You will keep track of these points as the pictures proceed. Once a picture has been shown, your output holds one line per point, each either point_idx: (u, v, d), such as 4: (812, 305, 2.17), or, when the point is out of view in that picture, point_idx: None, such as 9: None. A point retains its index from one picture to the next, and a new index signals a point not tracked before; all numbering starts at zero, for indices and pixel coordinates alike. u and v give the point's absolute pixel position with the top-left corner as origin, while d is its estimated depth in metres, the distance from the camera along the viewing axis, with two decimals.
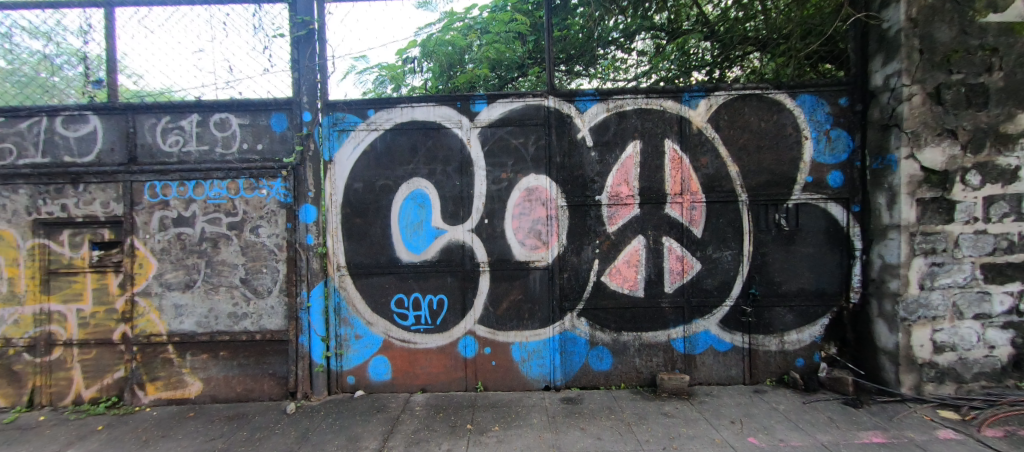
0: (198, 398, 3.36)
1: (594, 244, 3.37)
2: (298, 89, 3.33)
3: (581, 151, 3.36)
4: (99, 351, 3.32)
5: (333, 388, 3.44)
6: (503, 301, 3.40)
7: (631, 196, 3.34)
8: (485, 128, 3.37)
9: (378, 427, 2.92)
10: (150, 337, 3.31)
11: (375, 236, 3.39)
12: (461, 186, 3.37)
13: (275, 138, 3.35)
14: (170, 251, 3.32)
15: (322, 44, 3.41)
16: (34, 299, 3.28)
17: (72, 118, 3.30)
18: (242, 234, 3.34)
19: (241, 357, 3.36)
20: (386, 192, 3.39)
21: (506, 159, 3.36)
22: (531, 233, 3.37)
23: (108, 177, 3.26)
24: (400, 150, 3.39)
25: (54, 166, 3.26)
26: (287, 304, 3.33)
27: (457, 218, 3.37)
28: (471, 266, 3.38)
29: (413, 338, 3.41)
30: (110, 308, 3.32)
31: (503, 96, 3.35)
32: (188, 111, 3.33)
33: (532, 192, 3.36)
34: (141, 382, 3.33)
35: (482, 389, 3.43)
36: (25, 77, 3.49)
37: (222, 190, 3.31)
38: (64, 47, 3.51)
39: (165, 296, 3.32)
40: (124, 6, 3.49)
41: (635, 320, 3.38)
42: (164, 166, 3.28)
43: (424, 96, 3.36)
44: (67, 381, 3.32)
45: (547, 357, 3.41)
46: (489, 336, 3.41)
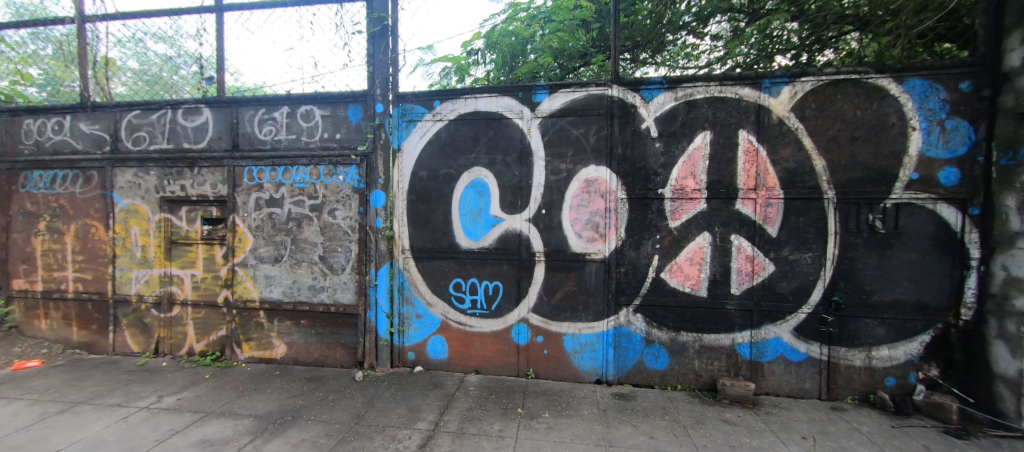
0: (282, 359, 3.79)
1: (655, 239, 3.24)
2: (373, 82, 3.57)
3: (645, 142, 3.24)
4: (207, 312, 3.86)
5: (395, 362, 3.70)
6: (557, 292, 3.41)
7: (698, 190, 3.16)
8: (546, 118, 3.37)
9: (435, 401, 3.11)
10: (246, 302, 3.78)
11: (437, 222, 3.55)
12: (521, 176, 3.41)
13: (351, 128, 3.62)
14: (263, 228, 3.74)
15: (395, 39, 3.61)
16: (160, 264, 3.90)
17: (190, 111, 3.83)
18: (322, 216, 3.67)
19: (318, 326, 3.73)
20: (448, 180, 3.53)
21: (566, 149, 3.34)
22: (588, 225, 3.33)
23: (217, 162, 3.76)
24: (463, 140, 3.51)
25: (175, 152, 3.82)
26: (358, 281, 3.63)
27: (515, 208, 3.43)
28: (527, 255, 3.43)
29: (469, 321, 3.55)
30: (216, 275, 3.84)
31: (565, 85, 3.32)
32: (280, 104, 3.71)
33: (591, 184, 3.31)
34: (239, 341, 3.83)
35: (534, 376, 3.49)
36: (153, 76, 4.12)
37: (306, 176, 3.66)
38: (183, 49, 4.05)
39: (258, 268, 3.76)
40: (230, 11, 3.95)
41: (696, 320, 3.22)
42: (260, 153, 3.70)
43: (487, 87, 3.44)
44: (183, 335, 3.91)
45: (600, 351, 3.38)
46: (542, 325, 3.45)
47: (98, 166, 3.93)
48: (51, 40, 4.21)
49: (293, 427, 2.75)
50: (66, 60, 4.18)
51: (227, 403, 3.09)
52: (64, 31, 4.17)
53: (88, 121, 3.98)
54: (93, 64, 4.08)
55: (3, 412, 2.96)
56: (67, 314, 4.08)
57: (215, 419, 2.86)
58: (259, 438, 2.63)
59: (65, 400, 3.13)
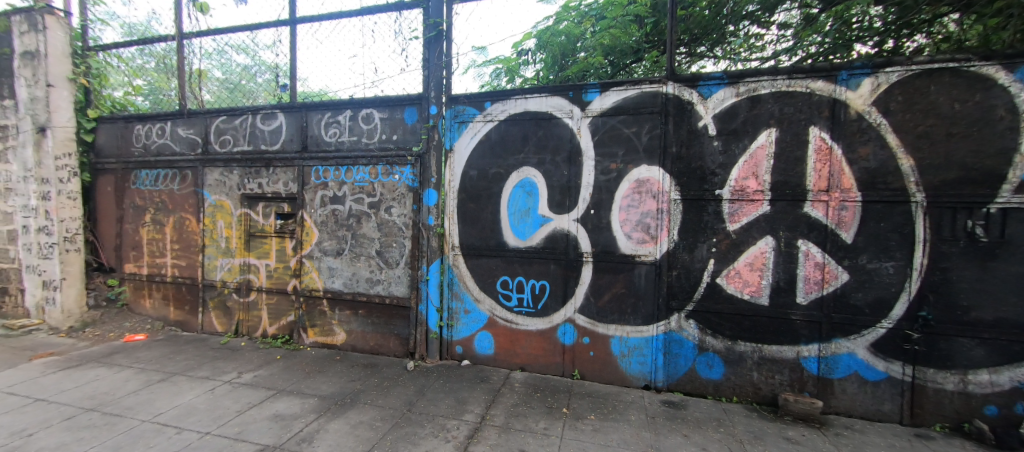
0: (342, 345, 4.08)
1: (711, 242, 3.10)
2: (427, 85, 3.72)
3: (702, 140, 3.09)
4: (279, 299, 4.24)
5: (443, 354, 3.84)
6: (604, 293, 3.36)
7: (761, 191, 2.97)
8: (597, 117, 3.33)
9: (481, 395, 3.20)
10: (312, 291, 4.11)
11: (486, 221, 3.64)
12: (570, 175, 3.40)
13: (407, 130, 3.81)
14: (327, 223, 4.04)
15: (449, 43, 3.73)
16: (241, 254, 4.33)
17: (267, 116, 4.22)
18: (379, 213, 3.90)
19: (374, 317, 3.96)
20: (498, 180, 3.59)
21: (617, 148, 3.28)
22: (638, 226, 3.24)
23: (289, 162, 4.11)
24: (513, 140, 3.56)
25: (254, 153, 4.23)
26: (411, 275, 3.82)
27: (563, 207, 3.42)
28: (574, 256, 3.41)
29: (515, 319, 3.61)
30: (286, 265, 4.20)
31: (618, 84, 3.26)
32: (344, 107, 3.98)
33: (643, 184, 3.22)
34: (305, 327, 4.17)
35: (579, 377, 3.47)
36: (234, 84, 4.58)
37: (366, 175, 3.90)
38: (260, 59, 4.46)
39: (323, 260, 4.07)
40: (302, 23, 4.30)
41: (756, 330, 3.03)
42: (326, 154, 3.99)
43: (537, 87, 3.45)
44: (258, 319, 4.33)
45: (648, 355, 3.29)
46: (589, 327, 3.42)
47: (192, 166, 4.45)
48: (154, 55, 4.80)
49: (352, 409, 2.96)
50: (168, 72, 4.75)
51: (295, 382, 3.38)
52: (166, 46, 4.73)
53: (185, 126, 4.52)
54: (188, 75, 4.60)
55: (119, 377, 3.47)
56: (166, 295, 4.67)
57: (285, 396, 3.15)
58: (323, 416, 2.86)
59: (164, 370, 3.59)
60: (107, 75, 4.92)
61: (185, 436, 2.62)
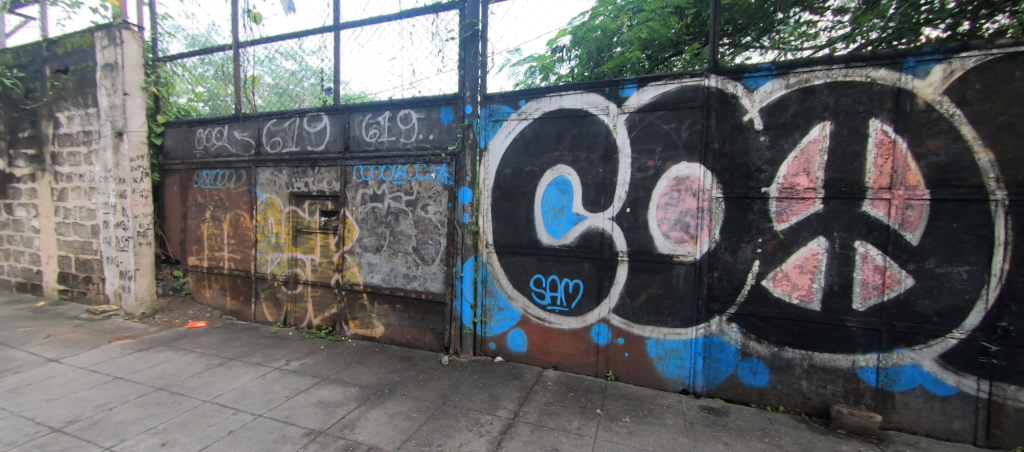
0: (380, 338, 4.24)
1: (756, 242, 2.94)
2: (463, 85, 3.78)
3: (747, 135, 2.94)
4: (323, 292, 4.47)
5: (477, 350, 3.91)
6: (640, 294, 3.29)
7: (813, 189, 2.78)
8: (634, 113, 3.25)
9: (514, 392, 3.22)
10: (353, 285, 4.30)
11: (520, 219, 3.65)
12: (605, 173, 3.34)
13: (443, 129, 3.89)
14: (367, 220, 4.21)
15: (484, 43, 3.77)
16: (289, 249, 4.60)
17: (313, 118, 4.45)
18: (416, 211, 4.01)
19: (411, 311, 4.09)
20: (532, 178, 3.59)
21: (655, 145, 3.19)
22: (677, 225, 3.14)
23: (333, 162, 4.32)
24: (547, 138, 3.54)
25: (301, 154, 4.47)
26: (446, 272, 3.90)
27: (598, 206, 3.37)
28: (609, 255, 3.36)
29: (549, 317, 3.60)
30: (330, 260, 4.42)
31: (656, 78, 3.16)
32: (383, 109, 4.12)
33: (682, 182, 3.11)
34: (347, 319, 4.37)
35: (614, 378, 3.42)
36: (283, 89, 4.86)
37: (404, 174, 4.02)
38: (306, 64, 4.69)
39: (363, 256, 4.24)
40: (345, 29, 4.48)
41: (806, 336, 2.86)
42: (366, 154, 4.15)
43: (573, 84, 3.42)
44: (304, 310, 4.58)
45: (686, 359, 3.19)
46: (623, 327, 3.35)
47: (246, 166, 4.77)
48: (213, 64, 5.17)
49: (391, 399, 3.07)
50: (225, 79, 5.11)
51: (337, 371, 3.56)
52: (223, 55, 5.09)
53: (240, 129, 4.85)
54: (243, 82, 4.93)
55: (183, 360, 3.79)
56: (223, 286, 5.05)
57: (329, 384, 3.32)
58: (363, 405, 2.99)
59: (222, 355, 3.89)
60: (174, 84, 5.36)
61: (242, 416, 2.83)
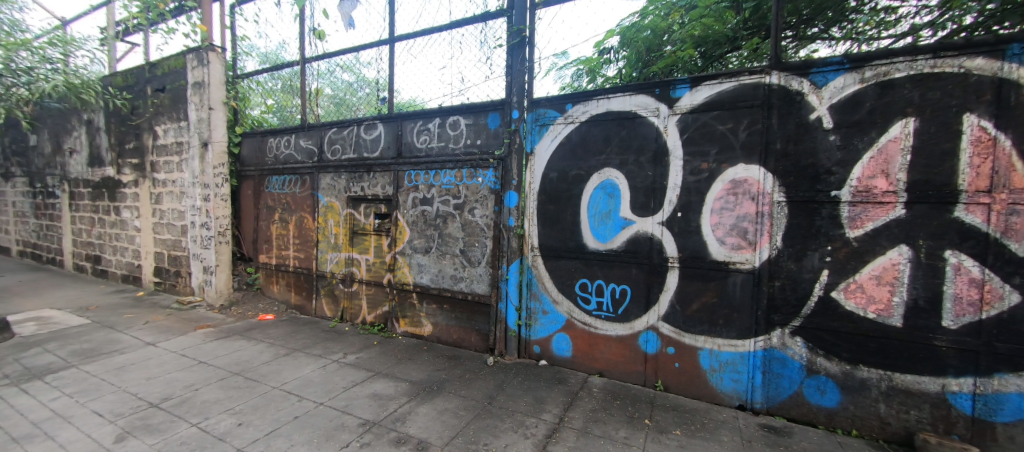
0: (428, 336, 4.40)
1: (825, 250, 2.72)
2: (510, 91, 3.85)
3: (815, 134, 2.74)
4: (376, 290, 4.72)
5: (522, 353, 3.94)
6: (692, 302, 3.16)
7: (893, 192, 2.52)
8: (686, 113, 3.14)
9: (559, 396, 3.21)
10: (403, 285, 4.50)
11: (566, 223, 3.64)
12: (655, 176, 3.25)
13: (490, 135, 3.97)
14: (417, 223, 4.39)
15: (532, 48, 3.81)
16: (346, 249, 4.91)
17: (369, 126, 4.72)
18: (463, 214, 4.12)
19: (458, 312, 4.21)
20: (578, 182, 3.57)
21: (709, 146, 3.05)
22: (733, 231, 2.98)
23: (386, 168, 4.56)
24: (594, 141, 3.51)
25: (358, 160, 4.77)
26: (492, 274, 3.98)
27: (647, 210, 3.29)
28: (659, 260, 3.25)
29: (595, 323, 3.55)
30: (383, 260, 4.65)
31: (712, 77, 3.03)
32: (433, 116, 4.28)
33: (739, 185, 2.95)
34: (398, 317, 4.58)
35: (663, 389, 3.30)
36: (341, 100, 5.20)
37: (452, 178, 4.16)
38: (362, 76, 5.00)
39: (413, 257, 4.42)
40: (398, 41, 4.73)
41: (884, 354, 2.59)
42: (417, 159, 4.34)
43: (621, 86, 3.37)
44: (359, 307, 4.86)
45: (743, 372, 3.01)
46: (674, 336, 3.23)
47: (310, 172, 5.17)
48: (281, 78, 5.64)
49: (439, 396, 3.18)
50: (291, 92, 5.56)
51: (389, 366, 3.74)
52: (290, 71, 5.55)
53: (305, 138, 5.26)
54: (307, 94, 5.34)
55: (255, 349, 4.17)
56: (289, 282, 5.48)
57: (381, 378, 3.50)
58: (413, 400, 3.12)
59: (288, 346, 4.23)
60: (249, 98, 5.92)
61: (305, 403, 3.06)
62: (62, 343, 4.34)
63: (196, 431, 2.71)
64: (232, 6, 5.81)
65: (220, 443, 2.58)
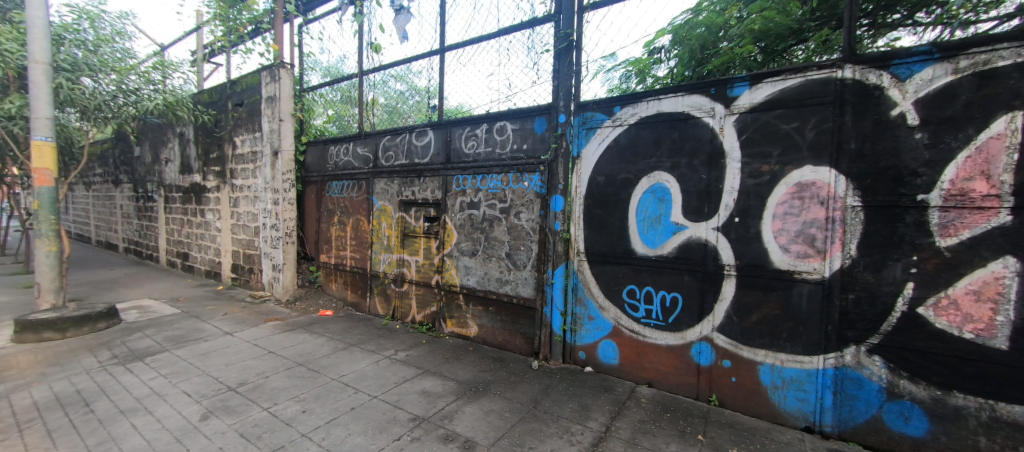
0: (474, 337, 4.49)
1: (909, 260, 2.44)
2: (557, 95, 3.85)
3: (897, 132, 2.47)
4: (425, 291, 4.90)
5: (567, 358, 3.91)
6: (751, 313, 2.97)
7: (996, 196, 2.20)
8: (745, 113, 2.97)
9: (606, 404, 3.15)
10: (450, 286, 4.64)
11: (613, 227, 3.57)
12: (709, 180, 3.10)
13: (537, 139, 4.00)
14: (464, 226, 4.51)
15: (579, 52, 3.79)
16: (398, 250, 5.15)
17: (420, 134, 4.94)
18: (509, 218, 4.18)
19: (503, 314, 4.26)
20: (626, 186, 3.49)
21: (771, 147, 2.86)
22: (799, 238, 2.77)
23: (436, 173, 4.74)
24: (644, 143, 3.42)
25: (410, 166, 4.99)
26: (537, 278, 3.99)
27: (700, 214, 3.14)
28: (713, 268, 3.10)
29: (643, 331, 3.44)
30: (431, 262, 4.83)
31: (775, 73, 2.84)
32: (481, 122, 4.39)
33: (806, 188, 2.74)
34: (445, 317, 4.72)
35: (718, 404, 3.13)
36: (393, 108, 5.46)
37: (499, 182, 4.23)
38: (414, 85, 5.23)
39: (460, 259, 4.55)
40: (449, 51, 4.91)
41: (984, 380, 2.28)
42: (465, 164, 4.47)
43: (673, 87, 3.26)
44: (409, 306, 5.07)
45: (811, 392, 2.78)
46: (730, 349, 3.05)
47: (366, 177, 5.49)
48: (340, 90, 6.04)
49: (484, 397, 3.24)
50: (349, 102, 5.94)
51: (437, 365, 3.87)
52: (349, 83, 5.93)
53: (361, 146, 5.61)
54: (364, 104, 5.69)
55: (317, 342, 4.49)
56: (346, 281, 5.85)
57: (430, 376, 3.62)
58: (460, 399, 3.21)
59: (345, 341, 4.51)
60: (313, 109, 6.41)
61: (361, 396, 3.25)
62: (159, 329, 4.95)
63: (267, 415, 2.97)
64: (300, 26, 6.34)
65: (287, 427, 2.81)
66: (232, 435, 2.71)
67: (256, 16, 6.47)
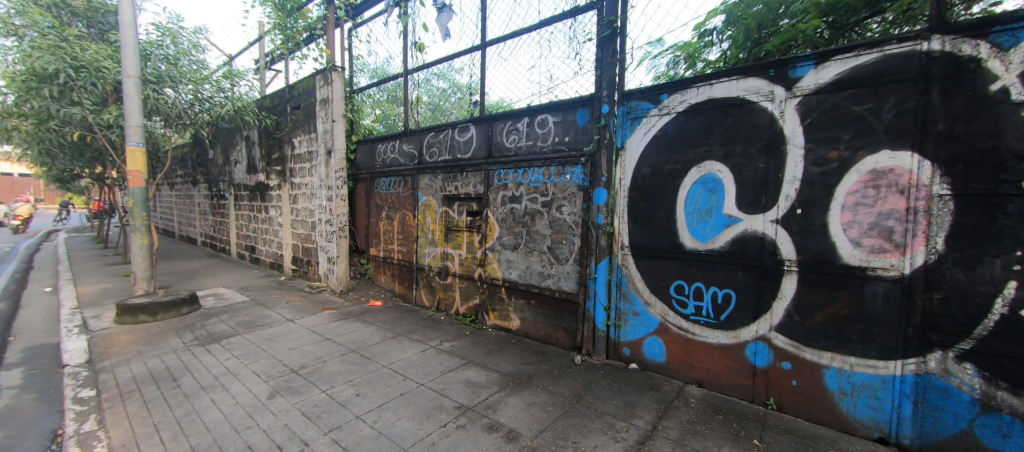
0: (516, 330, 4.54)
1: (1011, 256, 2.14)
2: (600, 85, 3.75)
3: (997, 110, 2.16)
4: (468, 284, 5.01)
5: (611, 354, 3.84)
6: (815, 313, 2.74)
7: None
8: (809, 95, 2.73)
9: (652, 403, 3.06)
10: (493, 279, 4.70)
11: (660, 220, 3.44)
12: (767, 169, 2.90)
13: (579, 131, 3.93)
14: (506, 220, 4.55)
15: (623, 39, 3.66)
16: (441, 244, 5.30)
17: (462, 129, 5.03)
18: (551, 211, 4.15)
19: (545, 308, 4.26)
20: (674, 177, 3.34)
21: (840, 132, 2.61)
22: (873, 230, 2.50)
23: (478, 168, 4.81)
24: (694, 132, 3.25)
25: (453, 161, 5.11)
26: (580, 272, 3.94)
27: (756, 206, 2.95)
28: (771, 263, 2.89)
29: (692, 328, 3.29)
30: (474, 255, 4.92)
31: (845, 50, 2.58)
32: (522, 115, 4.38)
33: (882, 176, 2.46)
34: (488, 310, 4.80)
35: (776, 408, 2.95)
36: (436, 105, 5.59)
37: (540, 176, 4.21)
38: (456, 82, 5.32)
39: (502, 253, 4.59)
40: (490, 46, 4.93)
41: None
42: (507, 158, 4.49)
43: (726, 70, 3.06)
44: (453, 298, 5.21)
45: (886, 400, 2.53)
46: (791, 350, 2.85)
47: (411, 174, 5.69)
48: (387, 90, 6.28)
49: (527, 389, 3.27)
50: (395, 101, 6.16)
51: (480, 356, 3.95)
52: (394, 83, 6.15)
53: (407, 143, 5.82)
54: (409, 103, 5.88)
55: (368, 331, 4.74)
56: (393, 273, 6.12)
57: (474, 367, 3.71)
58: (504, 390, 3.26)
59: (394, 330, 4.73)
60: (362, 109, 6.72)
61: (409, 383, 3.40)
62: (232, 315, 5.47)
63: (325, 396, 3.19)
64: (350, 30, 6.65)
65: (343, 409, 3.00)
66: (296, 414, 2.94)
67: (310, 23, 6.88)
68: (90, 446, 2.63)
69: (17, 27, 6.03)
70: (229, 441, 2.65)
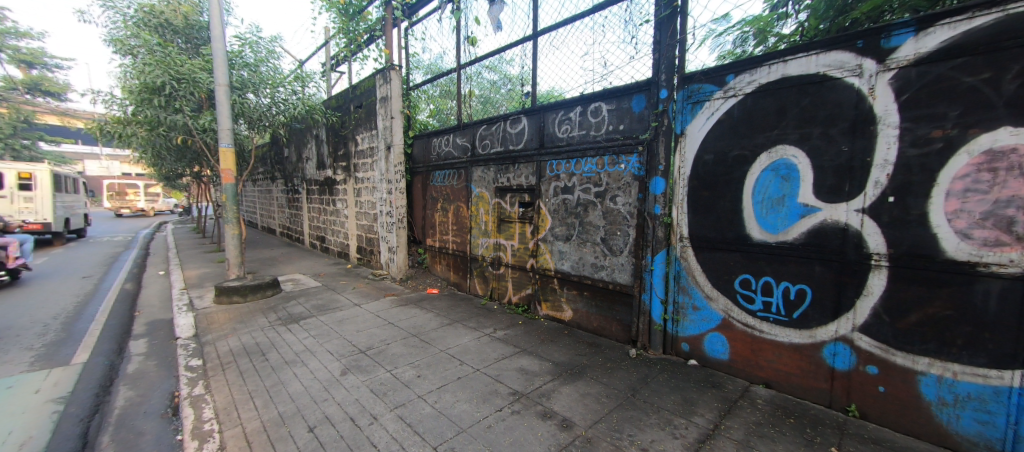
0: (569, 321, 4.54)
1: None
2: (658, 69, 3.58)
3: None
4: (520, 274, 5.08)
5: (668, 349, 3.72)
6: (909, 314, 2.45)
7: None
8: (907, 67, 2.40)
9: (713, 401, 2.94)
10: (545, 270, 4.73)
11: (723, 210, 3.24)
12: (852, 152, 2.61)
13: (635, 118, 3.79)
14: (558, 211, 4.53)
15: (684, 18, 3.45)
16: (494, 235, 5.41)
17: (513, 121, 5.07)
18: (605, 202, 4.07)
19: (598, 300, 4.22)
20: (741, 164, 3.13)
21: (946, 108, 2.28)
22: (988, 220, 2.17)
23: (530, 159, 4.83)
24: (764, 114, 3.00)
25: (505, 153, 5.18)
26: (635, 264, 3.84)
27: (838, 194, 2.67)
28: (855, 257, 2.61)
29: (760, 326, 3.09)
30: (526, 246, 4.97)
31: (954, 12, 2.23)
32: (575, 104, 4.31)
33: (1001, 157, 2.12)
34: (540, 300, 4.85)
35: (857, 415, 2.70)
36: (487, 98, 5.67)
37: (593, 166, 4.14)
38: (507, 74, 5.35)
39: (555, 244, 4.60)
40: (541, 35, 4.89)
41: None
42: (559, 149, 4.46)
43: (804, 44, 2.77)
44: (506, 288, 5.32)
45: (998, 415, 2.21)
46: (877, 353, 2.57)
47: (464, 166, 5.86)
48: (440, 86, 6.47)
49: (581, 379, 3.28)
50: (448, 96, 6.34)
51: (533, 345, 4.02)
52: (447, 78, 6.32)
53: (460, 136, 5.98)
54: (462, 97, 6.02)
55: (426, 317, 5.00)
56: (448, 263, 6.37)
57: (527, 355, 3.79)
58: (557, 379, 3.29)
59: (450, 317, 4.95)
60: (417, 105, 7.00)
61: (465, 367, 3.56)
62: (307, 298, 6.04)
63: (390, 376, 3.44)
64: (406, 29, 6.92)
65: (406, 388, 3.22)
66: (364, 390, 3.21)
67: (370, 25, 7.25)
68: (200, 407, 3.07)
69: (132, 47, 7.02)
70: (310, 410, 2.96)
